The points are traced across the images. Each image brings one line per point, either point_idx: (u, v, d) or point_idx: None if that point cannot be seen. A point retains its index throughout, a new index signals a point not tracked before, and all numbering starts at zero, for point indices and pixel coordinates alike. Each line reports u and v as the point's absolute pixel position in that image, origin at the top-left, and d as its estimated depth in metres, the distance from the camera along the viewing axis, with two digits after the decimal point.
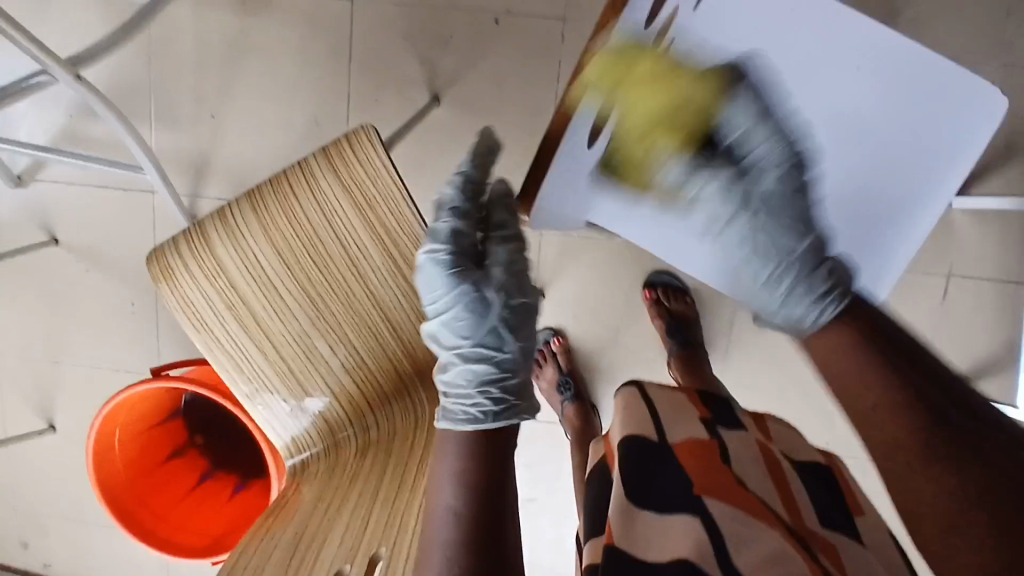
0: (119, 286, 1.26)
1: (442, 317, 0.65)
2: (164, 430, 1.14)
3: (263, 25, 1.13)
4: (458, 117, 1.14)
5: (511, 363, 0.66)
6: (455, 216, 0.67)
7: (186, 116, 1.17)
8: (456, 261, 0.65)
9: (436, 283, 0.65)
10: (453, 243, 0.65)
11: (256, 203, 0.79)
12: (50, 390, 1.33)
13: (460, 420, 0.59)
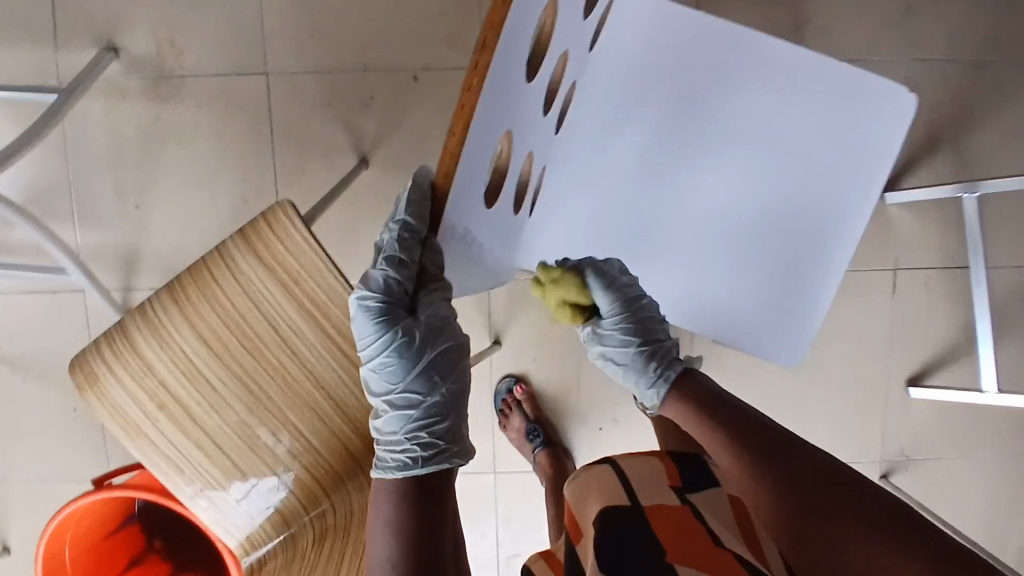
0: (60, 391, 1.20)
1: (371, 364, 0.59)
2: (122, 536, 1.07)
3: (179, 110, 1.11)
4: (391, 177, 1.13)
5: (439, 408, 0.60)
6: (390, 264, 0.57)
7: (111, 210, 1.14)
8: (384, 308, 0.58)
9: (365, 331, 0.58)
10: (385, 291, 0.58)
11: (176, 295, 0.75)
12: None
13: (387, 469, 0.57)
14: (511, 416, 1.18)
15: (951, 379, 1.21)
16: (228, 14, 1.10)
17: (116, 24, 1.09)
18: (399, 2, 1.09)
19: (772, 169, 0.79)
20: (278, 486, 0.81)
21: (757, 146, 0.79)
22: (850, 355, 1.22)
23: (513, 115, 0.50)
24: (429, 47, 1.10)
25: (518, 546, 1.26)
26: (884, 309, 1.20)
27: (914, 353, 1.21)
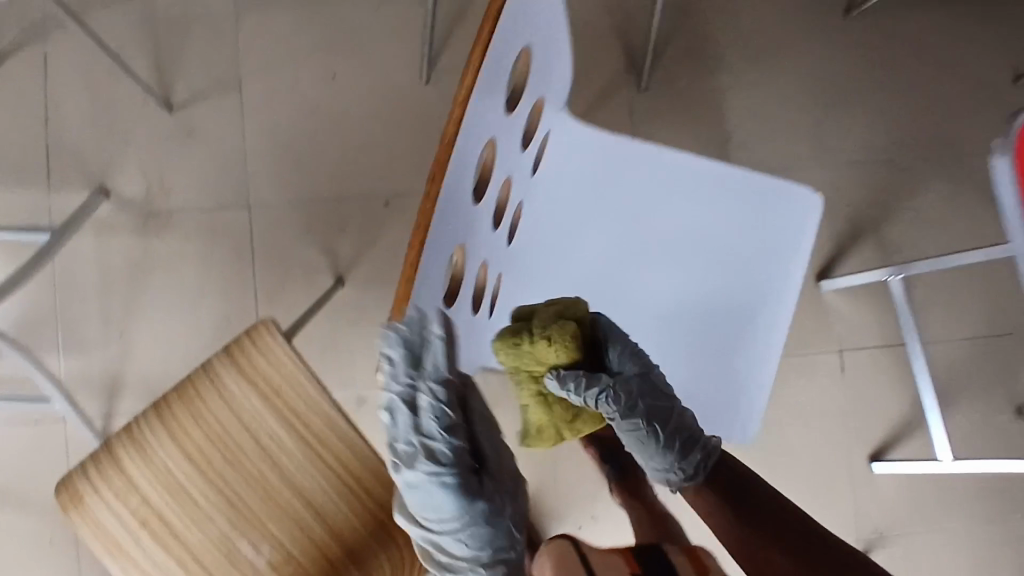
0: (33, 523, 1.19)
1: (456, 534, 0.57)
2: None
3: (165, 243, 1.20)
4: (366, 293, 1.21)
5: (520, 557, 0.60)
6: (453, 432, 0.53)
7: (96, 338, 1.19)
8: (459, 480, 0.54)
9: (442, 506, 0.55)
10: (456, 462, 0.54)
11: (162, 412, 0.80)
12: None
13: None
14: None
15: (911, 453, 1.26)
16: (213, 156, 1.21)
17: (109, 170, 1.20)
18: (369, 140, 1.23)
19: (706, 265, 0.88)
20: None
21: (690, 245, 0.88)
22: (812, 436, 1.27)
23: (461, 234, 0.57)
24: (397, 177, 1.23)
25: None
26: (837, 389, 1.27)
27: (872, 430, 1.27)
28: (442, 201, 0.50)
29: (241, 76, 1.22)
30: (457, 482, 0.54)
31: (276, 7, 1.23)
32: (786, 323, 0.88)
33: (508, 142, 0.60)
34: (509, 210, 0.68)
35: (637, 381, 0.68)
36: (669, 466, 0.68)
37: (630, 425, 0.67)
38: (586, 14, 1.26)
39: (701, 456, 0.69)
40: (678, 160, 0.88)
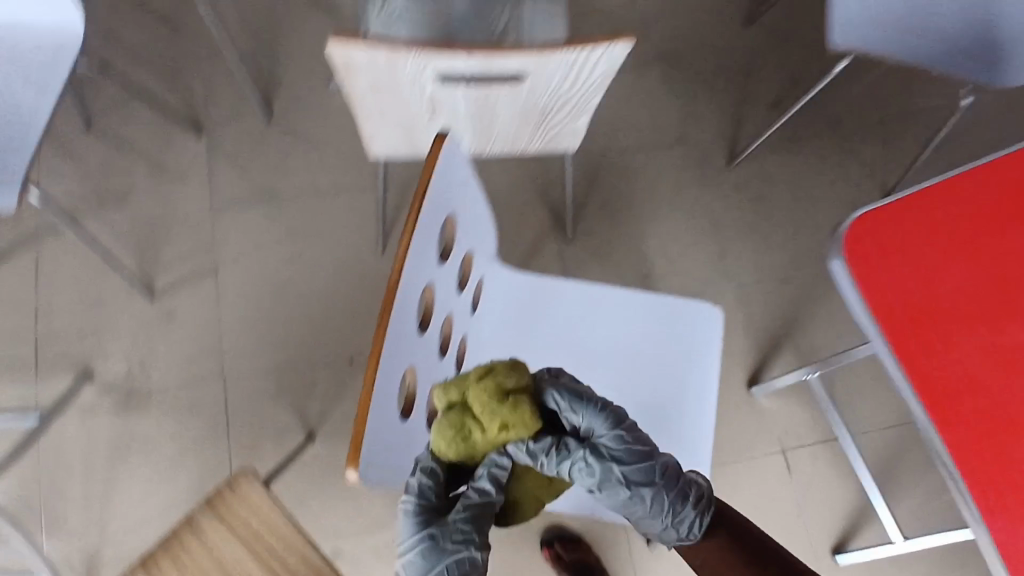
0: None
1: (409, 563, 0.60)
2: None
3: (144, 419, 1.28)
4: (336, 446, 1.29)
5: None
6: (427, 470, 0.61)
7: (74, 519, 1.23)
8: (425, 512, 0.60)
9: (405, 532, 0.61)
10: (426, 494, 0.61)
11: (147, 568, 0.84)
12: None
13: None
14: None
15: (868, 543, 1.32)
16: (190, 333, 1.34)
17: (94, 355, 1.31)
18: (334, 306, 1.37)
19: (635, 378, 0.97)
20: None
21: (620, 362, 0.98)
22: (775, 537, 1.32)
23: (410, 356, 0.66)
24: (361, 336, 1.36)
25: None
26: (787, 486, 1.35)
27: (829, 524, 1.33)
28: (392, 323, 0.60)
29: (217, 261, 1.39)
30: (451, 549, 0.58)
31: (248, 201, 1.43)
32: (713, 423, 0.97)
33: (444, 285, 0.74)
34: (452, 344, 0.81)
35: (612, 444, 0.64)
36: (657, 531, 0.68)
37: (609, 489, 0.64)
38: (514, 181, 1.49)
39: (689, 520, 0.68)
40: (600, 290, 1.01)
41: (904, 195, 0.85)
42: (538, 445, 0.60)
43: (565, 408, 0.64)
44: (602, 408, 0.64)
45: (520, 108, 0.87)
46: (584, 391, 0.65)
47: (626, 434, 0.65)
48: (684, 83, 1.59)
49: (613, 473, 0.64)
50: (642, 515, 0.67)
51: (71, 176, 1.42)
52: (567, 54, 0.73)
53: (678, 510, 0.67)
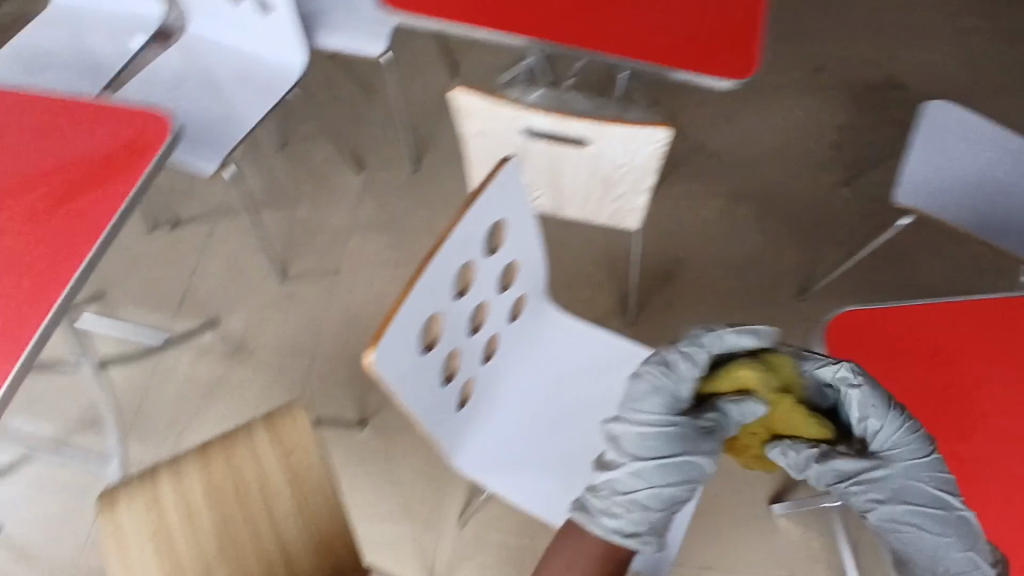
0: None
1: (644, 429, 0.84)
2: None
3: (240, 371, 1.58)
4: (379, 438, 1.50)
5: (685, 495, 0.84)
6: (687, 355, 0.87)
7: (159, 432, 1.51)
8: (674, 404, 0.86)
9: (647, 404, 0.86)
10: (678, 391, 0.86)
11: (202, 451, 1.08)
12: None
13: (646, 445, 0.84)
14: None
15: None
16: (299, 313, 1.65)
17: (221, 312, 1.65)
18: None
19: None
20: None
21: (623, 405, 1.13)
22: None
23: (438, 306, 0.85)
24: None
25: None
26: None
27: None
28: (429, 269, 0.81)
29: (338, 267, 1.70)
30: (692, 445, 0.84)
31: (375, 227, 1.76)
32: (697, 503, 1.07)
33: (486, 270, 0.94)
34: (480, 329, 0.99)
35: (900, 471, 0.80)
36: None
37: (887, 512, 0.80)
38: (596, 265, 1.68)
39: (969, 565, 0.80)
40: (622, 344, 1.18)
41: (886, 308, 1.00)
42: (805, 452, 0.82)
43: (869, 419, 0.82)
44: (890, 428, 0.81)
45: (587, 175, 1.10)
46: (892, 402, 0.82)
47: (927, 467, 0.81)
48: (769, 223, 1.77)
49: (891, 483, 0.80)
50: (944, 546, 0.79)
51: (257, 176, 1.83)
52: (618, 129, 0.96)
53: (968, 542, 0.80)
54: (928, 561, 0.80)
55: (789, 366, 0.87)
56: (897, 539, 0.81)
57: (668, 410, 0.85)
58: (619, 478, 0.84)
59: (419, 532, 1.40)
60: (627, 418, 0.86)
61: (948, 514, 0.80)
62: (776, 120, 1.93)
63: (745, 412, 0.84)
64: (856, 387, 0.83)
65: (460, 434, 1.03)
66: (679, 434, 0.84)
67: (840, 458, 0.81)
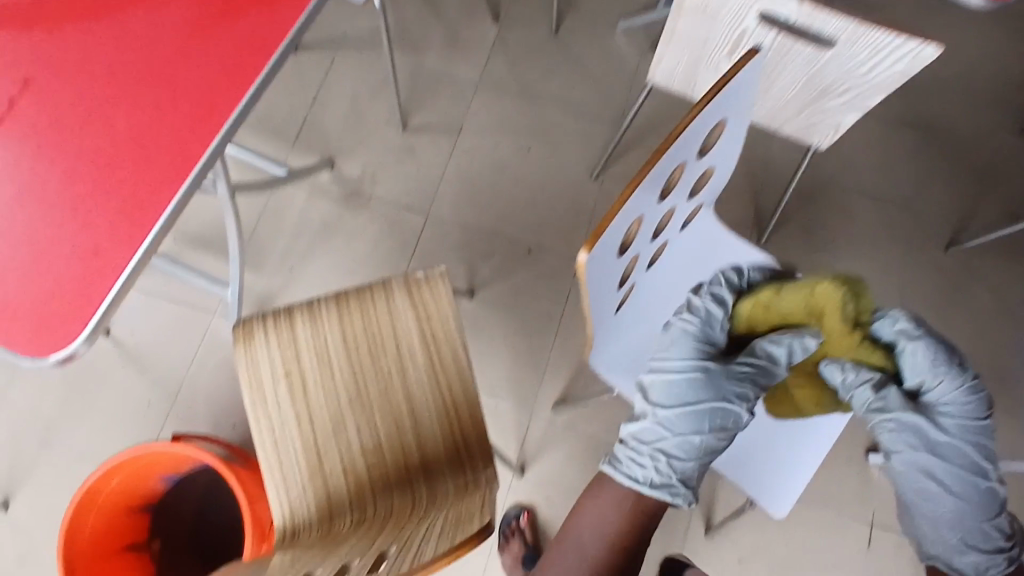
0: (144, 384, 1.45)
1: (670, 376, 0.88)
2: (143, 490, 1.26)
3: (354, 218, 1.55)
4: (485, 310, 1.49)
5: (718, 447, 0.88)
6: (714, 301, 0.92)
7: (270, 265, 1.52)
8: (699, 349, 0.89)
9: (676, 347, 0.90)
10: (704, 333, 0.90)
11: (340, 300, 1.08)
12: (22, 473, 1.42)
13: (672, 395, 0.87)
14: (512, 539, 1.33)
15: None
16: (417, 169, 1.58)
17: (338, 153, 1.59)
18: (531, 204, 1.56)
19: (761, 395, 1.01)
20: (347, 462, 1.02)
21: None
22: None
23: (644, 206, 0.77)
24: (546, 234, 1.53)
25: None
26: (859, 559, 1.34)
27: None
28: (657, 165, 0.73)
29: (462, 126, 1.60)
30: (721, 391, 0.86)
31: (505, 89, 1.63)
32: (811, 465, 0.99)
33: (691, 173, 0.84)
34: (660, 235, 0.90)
35: (945, 430, 0.84)
36: (964, 541, 0.87)
37: (916, 462, 0.85)
38: (736, 172, 1.56)
39: (980, 534, 0.87)
40: None
41: None
42: (852, 382, 0.86)
43: (924, 374, 0.84)
44: (950, 388, 0.84)
45: (806, 78, 0.97)
46: (952, 362, 0.84)
47: (971, 437, 0.85)
48: (931, 160, 1.60)
49: (930, 435, 0.85)
50: (961, 512, 0.86)
51: (386, 9, 1.69)
52: (876, 33, 0.83)
53: (988, 514, 0.86)
54: (932, 516, 0.87)
55: (869, 302, 0.86)
56: (910, 486, 0.87)
57: (697, 355, 0.88)
58: (648, 427, 0.88)
59: (514, 408, 1.43)
60: (656, 367, 0.90)
61: (979, 483, 0.85)
62: (968, 42, 1.69)
63: (796, 347, 0.87)
64: (916, 339, 0.84)
65: (611, 336, 0.99)
66: (708, 381, 0.86)
67: (891, 398, 0.84)
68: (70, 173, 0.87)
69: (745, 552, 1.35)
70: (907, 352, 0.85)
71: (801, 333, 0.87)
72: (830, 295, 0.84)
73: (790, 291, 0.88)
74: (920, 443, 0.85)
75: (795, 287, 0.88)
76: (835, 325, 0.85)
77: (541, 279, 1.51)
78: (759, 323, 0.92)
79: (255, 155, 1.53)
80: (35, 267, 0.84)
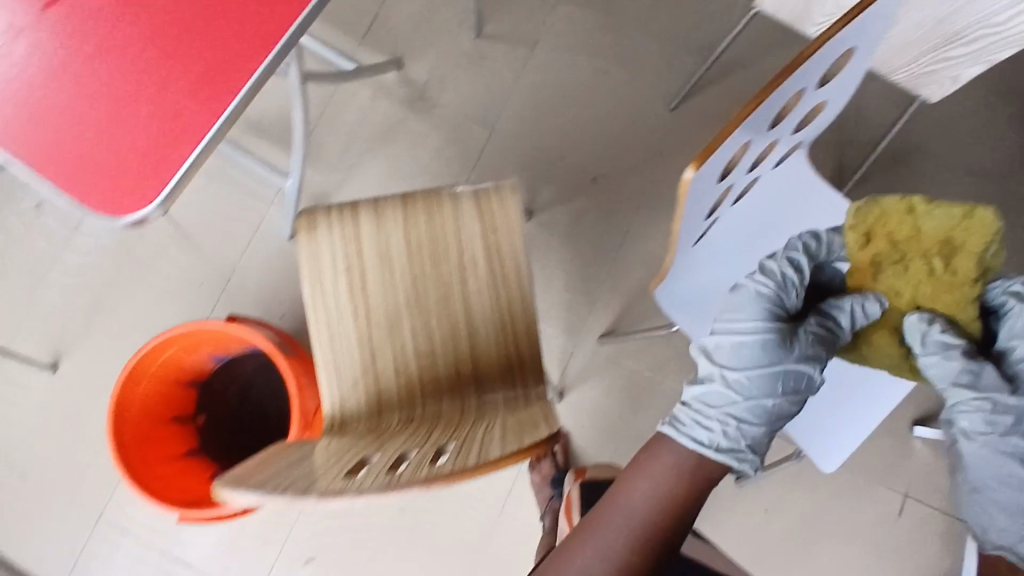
0: (196, 266, 1.47)
1: (735, 338, 0.81)
2: (191, 366, 1.28)
3: (416, 124, 1.51)
4: (540, 234, 1.46)
5: (790, 411, 0.80)
6: (789, 259, 0.83)
7: (328, 163, 1.50)
8: (770, 309, 0.81)
9: (744, 308, 0.82)
10: (775, 290, 0.82)
11: (407, 201, 1.05)
12: (76, 336, 1.47)
13: (738, 358, 0.80)
14: (544, 460, 1.30)
15: None
16: (486, 80, 1.52)
17: (407, 54, 1.53)
18: (600, 130, 1.49)
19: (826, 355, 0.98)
20: (400, 363, 1.03)
21: None
22: (844, 548, 1.34)
23: (754, 131, 0.73)
24: (612, 164, 1.48)
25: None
26: (885, 526, 1.33)
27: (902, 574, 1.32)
28: (779, 87, 0.68)
29: (538, 40, 1.52)
30: (792, 353, 0.78)
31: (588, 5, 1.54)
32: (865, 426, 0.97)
33: (805, 104, 0.80)
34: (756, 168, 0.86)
35: None
36: None
37: (1000, 442, 0.75)
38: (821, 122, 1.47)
39: None
40: None
41: None
42: (944, 340, 0.73)
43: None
44: None
45: (931, 23, 0.92)
46: None
47: None
48: None
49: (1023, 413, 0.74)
50: None
51: None
52: None
53: None
54: (1006, 503, 0.78)
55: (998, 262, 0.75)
56: (985, 469, 0.77)
57: (767, 317, 0.81)
58: (712, 391, 0.81)
59: (557, 336, 1.42)
60: (721, 330, 0.83)
61: None
62: None
63: (859, 313, 0.77)
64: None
65: (687, 268, 0.96)
66: (783, 343, 0.78)
67: (985, 369, 0.74)
68: (153, 34, 0.84)
69: (771, 505, 1.35)
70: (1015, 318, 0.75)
71: (863, 295, 0.77)
72: (976, 229, 0.72)
73: (925, 210, 0.74)
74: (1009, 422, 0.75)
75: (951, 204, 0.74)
76: (962, 267, 0.73)
77: (601, 210, 1.46)
78: (885, 227, 0.76)
79: (324, 46, 1.48)
80: (111, 127, 0.82)
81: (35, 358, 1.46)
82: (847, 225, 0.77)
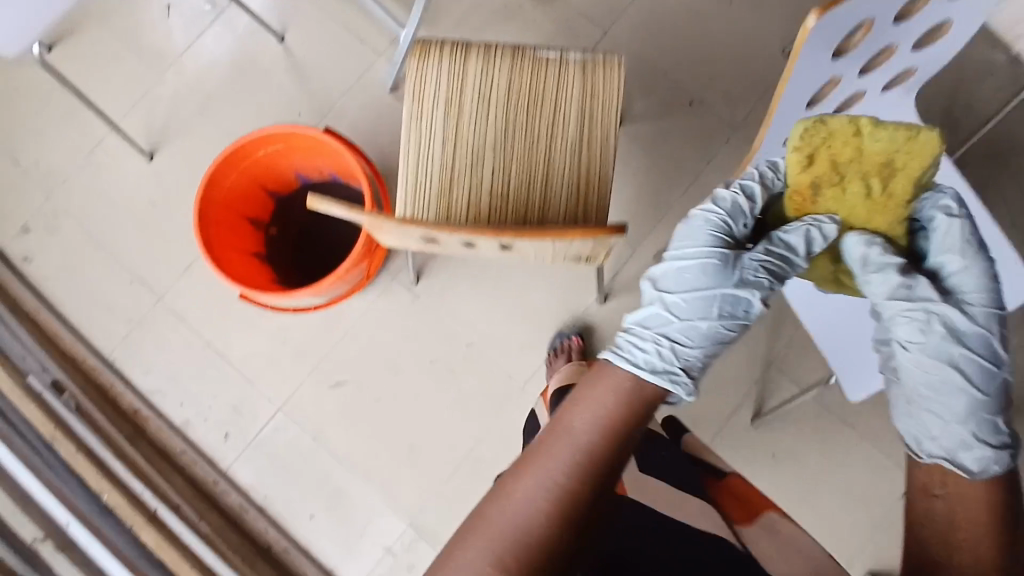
0: (298, 94, 1.54)
1: (680, 264, 0.82)
2: (276, 173, 1.37)
3: (534, 11, 1.54)
4: (625, 143, 1.48)
5: (728, 335, 0.82)
6: (742, 191, 0.83)
7: (442, 29, 1.55)
8: (720, 235, 0.82)
9: (694, 236, 0.83)
10: (729, 214, 0.83)
11: (517, 51, 1.10)
12: (174, 131, 1.56)
13: (675, 284, 0.82)
14: (557, 358, 1.36)
15: None
16: None
17: None
18: (710, 59, 1.50)
19: None
20: (474, 197, 1.08)
21: None
22: (838, 507, 1.36)
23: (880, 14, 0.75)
24: (712, 93, 1.49)
25: (485, 450, 1.42)
26: (885, 497, 1.35)
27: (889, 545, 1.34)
28: None
29: None
30: (735, 279, 0.80)
31: None
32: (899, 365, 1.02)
33: (936, 8, 0.80)
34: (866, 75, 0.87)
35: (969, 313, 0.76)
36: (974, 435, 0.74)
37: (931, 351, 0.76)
38: (934, 100, 1.44)
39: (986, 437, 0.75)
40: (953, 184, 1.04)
41: None
42: (879, 258, 0.76)
43: (952, 252, 0.78)
44: (982, 269, 0.77)
45: None
46: (982, 245, 0.77)
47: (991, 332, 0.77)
48: None
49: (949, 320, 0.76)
50: (966, 408, 0.75)
51: None
52: None
53: (997, 425, 0.75)
54: (937, 410, 0.76)
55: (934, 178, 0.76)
56: (914, 379, 0.77)
57: (714, 244, 0.82)
58: (650, 313, 0.82)
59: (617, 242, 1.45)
60: (666, 256, 0.84)
61: (995, 374, 0.76)
62: None
63: (814, 235, 0.78)
64: (957, 218, 0.77)
65: None
66: (724, 269, 0.80)
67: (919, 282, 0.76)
68: None
69: (780, 451, 1.38)
70: (941, 229, 0.78)
71: (819, 221, 0.78)
72: (907, 152, 0.74)
73: (863, 132, 0.75)
74: (937, 332, 0.76)
75: (896, 125, 0.74)
76: (897, 188, 0.75)
77: (689, 135, 1.48)
78: (829, 148, 0.75)
79: None
80: None
81: (135, 141, 1.56)
82: (792, 146, 0.76)
